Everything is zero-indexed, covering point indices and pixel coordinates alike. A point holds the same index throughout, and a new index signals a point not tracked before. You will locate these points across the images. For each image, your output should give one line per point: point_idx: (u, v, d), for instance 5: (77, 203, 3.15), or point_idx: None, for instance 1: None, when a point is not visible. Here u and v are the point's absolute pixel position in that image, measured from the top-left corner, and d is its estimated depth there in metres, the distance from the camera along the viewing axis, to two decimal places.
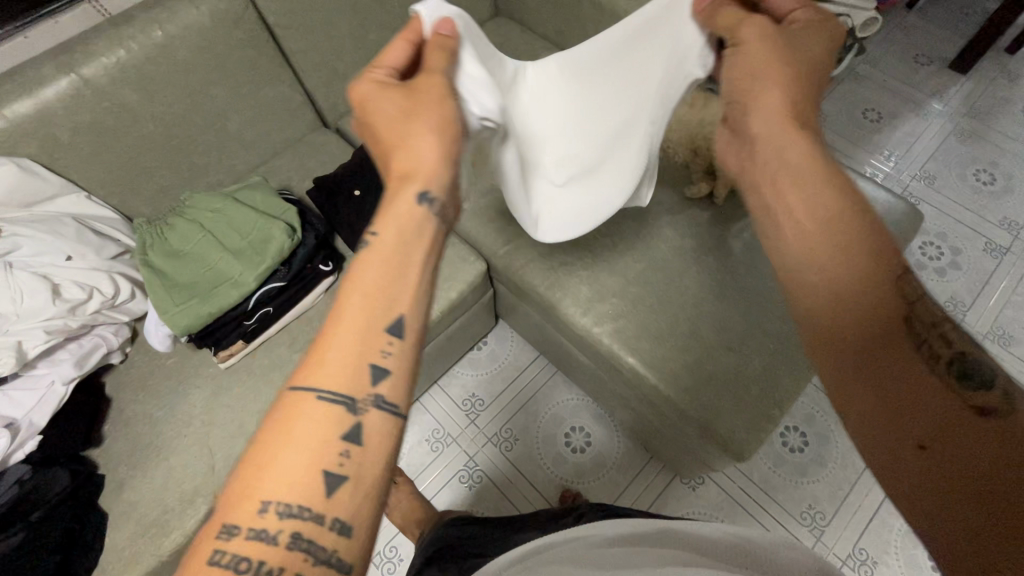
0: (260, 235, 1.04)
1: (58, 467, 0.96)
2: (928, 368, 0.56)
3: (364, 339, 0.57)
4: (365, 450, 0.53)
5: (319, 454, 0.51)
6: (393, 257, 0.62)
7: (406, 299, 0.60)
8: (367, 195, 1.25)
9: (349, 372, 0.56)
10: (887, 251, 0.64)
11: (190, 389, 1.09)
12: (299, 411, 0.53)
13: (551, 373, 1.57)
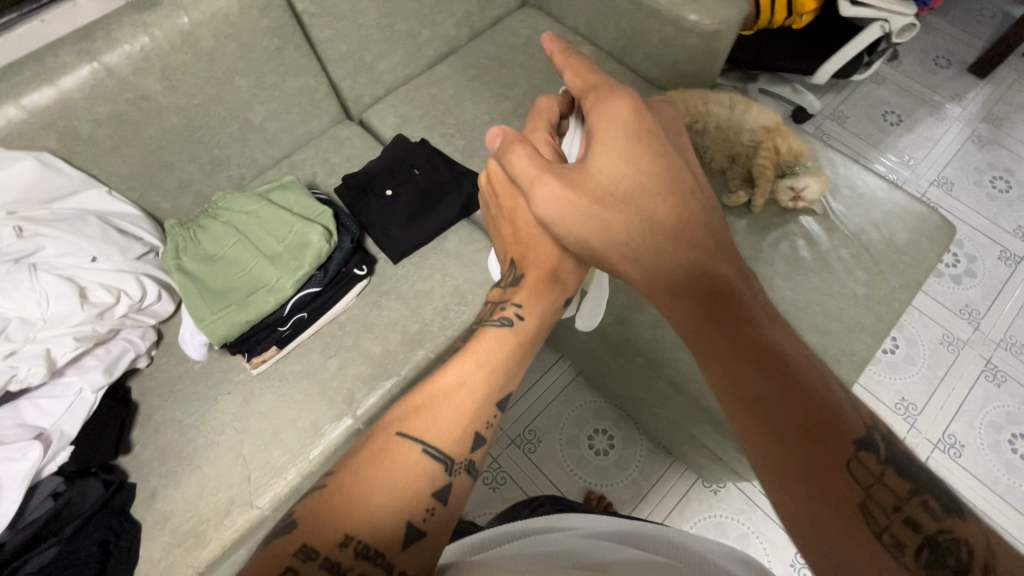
0: (298, 241, 1.00)
1: (89, 476, 0.93)
2: (893, 557, 0.50)
3: (480, 414, 0.68)
4: (447, 512, 0.61)
5: (420, 495, 0.60)
6: (510, 342, 0.75)
7: (511, 373, 0.73)
8: (398, 198, 1.21)
9: (462, 437, 0.65)
10: (834, 406, 0.58)
11: (221, 395, 1.06)
12: (409, 453, 0.62)
13: (573, 374, 1.57)
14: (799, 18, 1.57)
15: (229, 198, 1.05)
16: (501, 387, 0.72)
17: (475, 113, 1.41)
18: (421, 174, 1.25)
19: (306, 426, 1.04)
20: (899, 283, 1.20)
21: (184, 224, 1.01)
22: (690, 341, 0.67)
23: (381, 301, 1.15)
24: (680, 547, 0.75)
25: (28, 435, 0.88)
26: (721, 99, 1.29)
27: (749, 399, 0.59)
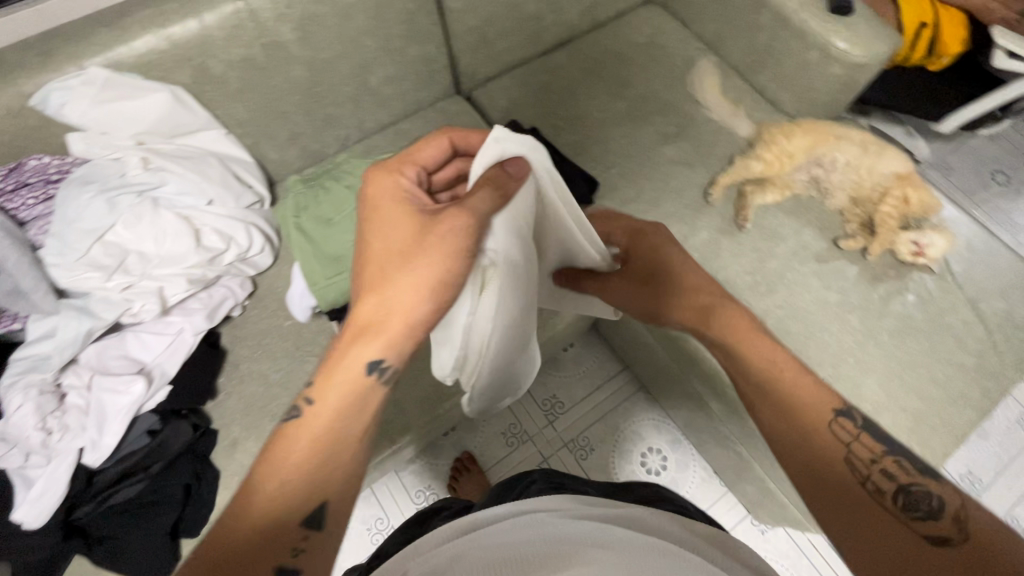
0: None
1: (177, 417, 0.92)
2: (892, 512, 0.59)
3: (327, 459, 0.60)
4: (315, 554, 0.57)
5: (270, 555, 0.55)
6: (403, 334, 0.63)
7: (397, 360, 0.64)
8: None
9: (314, 481, 0.58)
10: (806, 397, 0.69)
11: (305, 359, 1.02)
12: (269, 524, 0.56)
13: (634, 388, 1.55)
14: (938, 60, 1.48)
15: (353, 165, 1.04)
16: (377, 384, 0.63)
17: (589, 108, 1.36)
18: None
19: (389, 404, 1.03)
20: (1011, 362, 1.13)
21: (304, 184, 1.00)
22: (761, 404, 0.72)
23: None
24: (632, 518, 0.60)
25: (132, 370, 0.88)
26: (854, 137, 1.25)
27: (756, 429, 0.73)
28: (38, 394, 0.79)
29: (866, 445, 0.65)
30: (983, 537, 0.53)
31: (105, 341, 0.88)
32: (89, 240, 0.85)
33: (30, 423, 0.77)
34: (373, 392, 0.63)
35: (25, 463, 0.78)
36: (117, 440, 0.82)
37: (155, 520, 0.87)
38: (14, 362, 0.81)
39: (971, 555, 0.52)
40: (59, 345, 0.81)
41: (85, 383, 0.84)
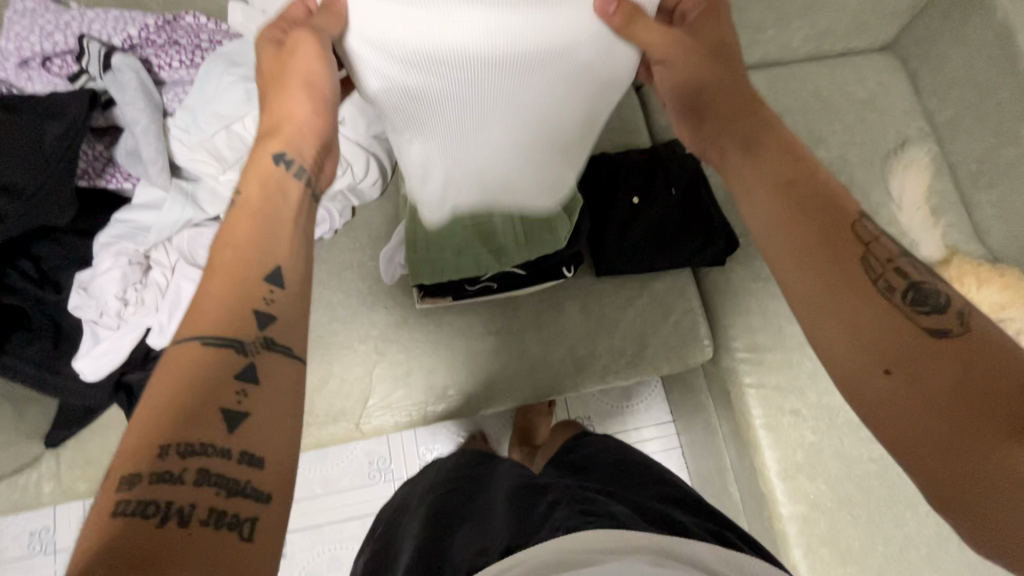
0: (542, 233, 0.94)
1: None
2: (883, 296, 0.49)
3: (233, 309, 0.47)
4: (268, 394, 0.45)
5: (204, 400, 0.42)
6: (248, 243, 0.50)
7: (248, 265, 0.49)
8: (646, 209, 1.05)
9: (216, 323, 0.45)
10: (826, 208, 0.54)
11: (378, 306, 1.02)
12: (191, 363, 0.43)
13: (671, 444, 1.46)
14: None
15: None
16: (232, 290, 0.48)
17: None
18: (677, 197, 1.06)
19: (434, 384, 1.01)
20: None
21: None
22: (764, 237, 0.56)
23: (564, 306, 1.05)
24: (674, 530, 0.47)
25: None
26: None
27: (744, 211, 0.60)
28: (127, 263, 0.78)
29: (881, 246, 0.52)
30: (983, 322, 0.46)
31: (201, 227, 0.84)
32: (217, 126, 0.80)
33: (112, 291, 0.77)
34: (237, 293, 0.48)
35: (98, 320, 0.79)
36: (182, 332, 0.82)
37: None
38: (115, 221, 0.80)
39: (972, 341, 0.44)
40: (158, 225, 0.80)
41: (171, 264, 0.82)
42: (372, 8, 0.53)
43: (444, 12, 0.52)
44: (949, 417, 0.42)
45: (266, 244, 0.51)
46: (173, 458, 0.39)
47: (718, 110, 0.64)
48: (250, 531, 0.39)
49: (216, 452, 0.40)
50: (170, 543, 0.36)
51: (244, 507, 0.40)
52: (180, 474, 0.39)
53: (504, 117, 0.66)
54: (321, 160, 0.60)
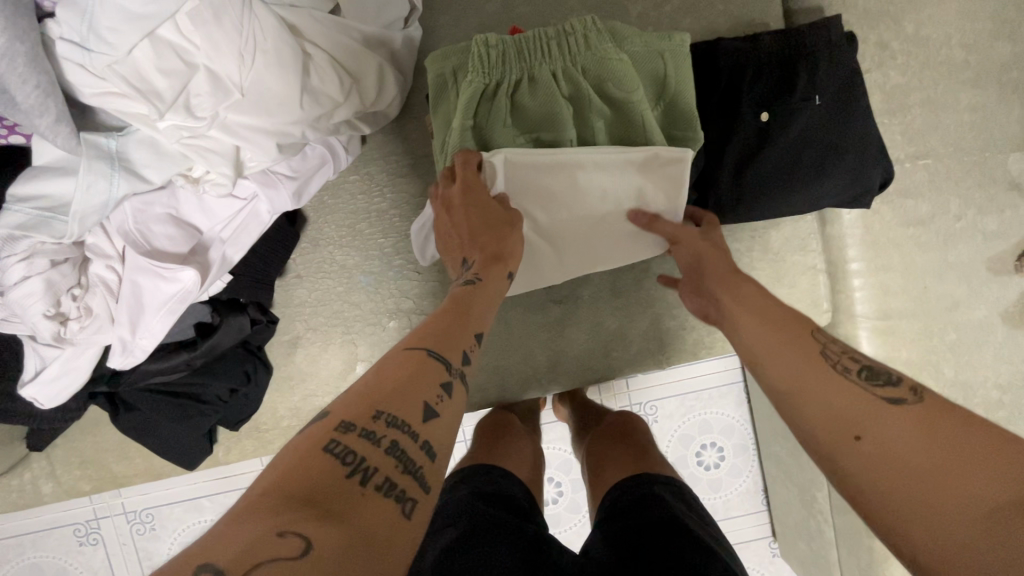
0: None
1: (238, 311, 0.70)
2: (838, 374, 0.49)
3: (450, 334, 0.48)
4: (455, 414, 0.44)
5: (413, 390, 0.42)
6: (466, 304, 0.52)
7: (467, 318, 0.51)
8: (777, 134, 0.75)
9: (436, 334, 0.48)
10: (789, 314, 0.56)
11: (410, 272, 0.79)
12: (411, 361, 0.44)
13: (732, 379, 1.32)
14: None
15: (617, 37, 0.60)
16: (452, 333, 0.49)
17: (955, 33, 0.79)
18: (822, 112, 0.75)
19: (486, 367, 0.82)
20: None
21: (529, 49, 0.59)
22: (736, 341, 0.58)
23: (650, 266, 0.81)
24: None
25: (184, 247, 0.61)
26: None
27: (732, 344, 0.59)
28: (49, 265, 0.54)
29: (835, 344, 0.52)
30: (938, 397, 0.45)
31: (149, 194, 0.59)
32: (133, 33, 0.48)
33: (38, 310, 0.54)
34: (452, 333, 0.49)
35: (34, 337, 0.57)
36: (154, 344, 0.61)
37: (190, 420, 0.73)
38: (11, 201, 0.52)
39: (930, 408, 0.44)
40: (79, 210, 0.52)
41: (118, 253, 0.58)
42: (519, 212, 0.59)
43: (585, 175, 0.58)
44: (905, 483, 0.41)
45: (483, 301, 0.53)
46: (374, 429, 0.39)
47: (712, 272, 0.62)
48: (410, 511, 0.37)
49: (409, 437, 0.40)
50: (344, 499, 0.35)
51: (405, 499, 0.37)
52: (379, 440, 0.38)
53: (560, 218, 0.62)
54: (499, 241, 0.56)
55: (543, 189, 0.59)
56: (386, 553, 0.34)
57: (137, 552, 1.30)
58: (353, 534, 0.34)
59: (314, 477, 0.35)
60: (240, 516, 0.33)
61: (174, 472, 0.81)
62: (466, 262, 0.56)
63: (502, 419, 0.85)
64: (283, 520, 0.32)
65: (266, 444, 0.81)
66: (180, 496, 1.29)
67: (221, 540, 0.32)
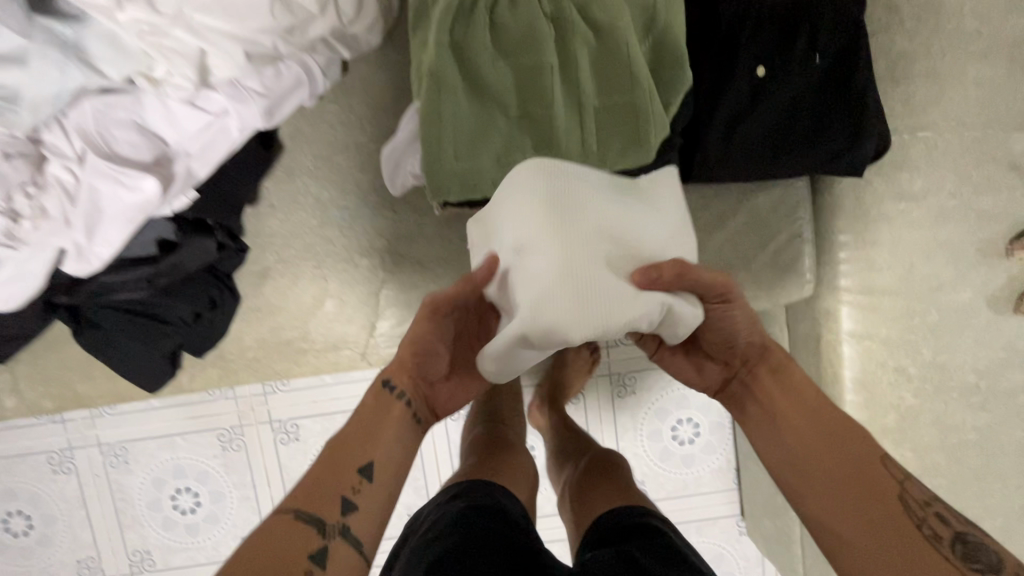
0: (628, 135, 0.59)
1: (205, 233, 0.68)
2: (925, 540, 0.48)
3: (326, 490, 0.53)
4: (339, 569, 0.50)
5: (288, 564, 0.47)
6: (355, 462, 0.56)
7: (351, 468, 0.56)
8: (772, 90, 0.72)
9: (308, 494, 0.52)
10: (854, 442, 0.54)
11: (386, 211, 0.77)
12: (283, 527, 0.49)
13: None
14: None
15: None
16: (328, 488, 0.54)
17: None
18: (821, 71, 0.72)
19: None
20: None
21: None
22: (794, 471, 0.55)
23: None
24: None
25: (147, 156, 0.59)
26: None
27: (776, 452, 0.58)
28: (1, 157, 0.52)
29: (912, 483, 0.51)
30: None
31: (112, 95, 0.56)
32: None
33: None
34: (329, 484, 0.54)
35: None
36: (111, 253, 0.60)
37: (153, 339, 0.72)
38: None
39: None
40: (34, 98, 0.50)
41: (76, 153, 0.56)
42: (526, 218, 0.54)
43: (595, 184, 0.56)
44: None
45: (375, 453, 0.58)
46: None
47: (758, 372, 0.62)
48: None
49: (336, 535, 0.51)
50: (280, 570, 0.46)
51: None
52: None
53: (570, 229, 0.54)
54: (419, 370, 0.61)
55: (557, 200, 0.55)
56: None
57: (110, 484, 1.31)
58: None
59: None
60: None
61: (138, 396, 0.81)
62: (389, 385, 0.62)
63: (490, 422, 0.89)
64: None
65: (231, 374, 0.80)
66: (155, 431, 1.29)
67: None
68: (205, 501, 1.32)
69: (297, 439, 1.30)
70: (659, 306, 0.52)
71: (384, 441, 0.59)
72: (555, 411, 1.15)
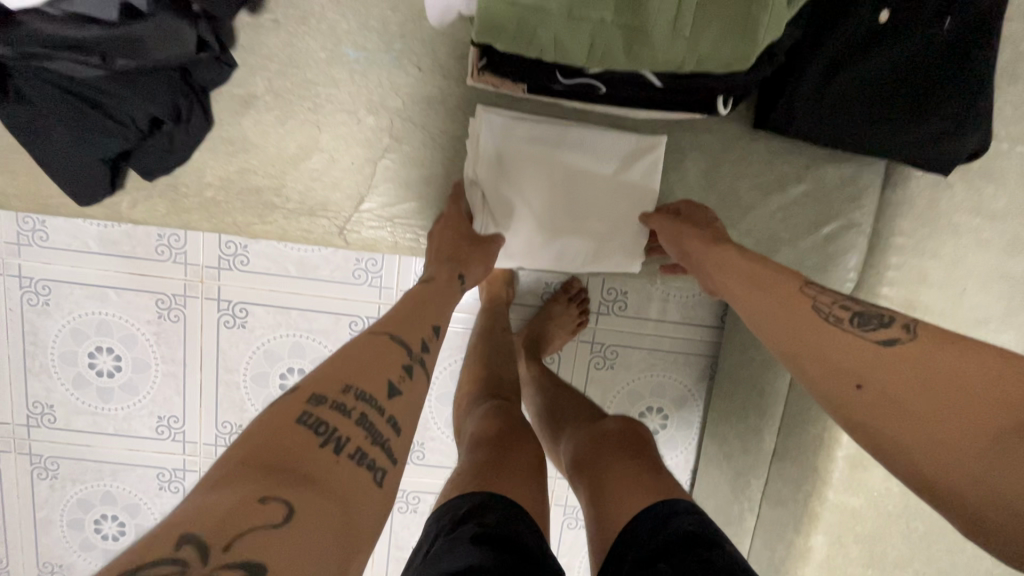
0: (731, 28, 0.48)
1: (184, 18, 0.54)
2: (833, 324, 0.48)
3: (410, 325, 0.55)
4: (415, 392, 0.50)
5: (377, 370, 0.48)
6: (421, 310, 0.57)
7: (422, 318, 0.57)
8: (890, 42, 0.61)
9: (393, 328, 0.53)
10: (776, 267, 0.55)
11: (410, 66, 0.64)
12: (379, 347, 0.50)
13: (703, 352, 1.22)
14: None
15: None
16: (406, 326, 0.54)
17: None
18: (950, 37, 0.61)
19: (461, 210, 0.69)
20: None
21: None
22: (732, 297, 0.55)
23: (687, 161, 0.70)
24: None
25: None
26: None
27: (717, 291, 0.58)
28: None
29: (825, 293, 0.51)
30: (932, 329, 0.46)
31: None
32: None
33: None
34: (401, 326, 0.54)
35: None
36: None
37: (92, 138, 0.58)
38: None
39: (927, 346, 0.44)
40: None
41: None
42: (519, 177, 0.66)
43: (573, 135, 0.65)
44: (910, 425, 0.42)
45: (441, 311, 0.59)
46: (350, 399, 0.44)
47: (691, 247, 0.62)
48: (380, 479, 0.43)
49: (375, 429, 0.44)
50: (317, 462, 0.40)
51: (379, 457, 0.43)
52: (350, 412, 0.44)
53: (561, 184, 0.67)
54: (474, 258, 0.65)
55: (545, 150, 0.65)
56: (357, 519, 0.39)
57: (22, 323, 1.16)
58: (362, 441, 0.43)
59: (335, 387, 0.45)
60: (222, 485, 0.36)
61: (63, 207, 0.68)
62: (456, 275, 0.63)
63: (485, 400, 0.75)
64: (262, 488, 0.36)
65: (180, 210, 0.67)
66: (86, 278, 1.15)
67: (195, 520, 0.33)
68: (126, 367, 1.20)
69: (243, 325, 1.18)
70: (621, 258, 0.70)
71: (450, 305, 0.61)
72: (534, 364, 1.06)
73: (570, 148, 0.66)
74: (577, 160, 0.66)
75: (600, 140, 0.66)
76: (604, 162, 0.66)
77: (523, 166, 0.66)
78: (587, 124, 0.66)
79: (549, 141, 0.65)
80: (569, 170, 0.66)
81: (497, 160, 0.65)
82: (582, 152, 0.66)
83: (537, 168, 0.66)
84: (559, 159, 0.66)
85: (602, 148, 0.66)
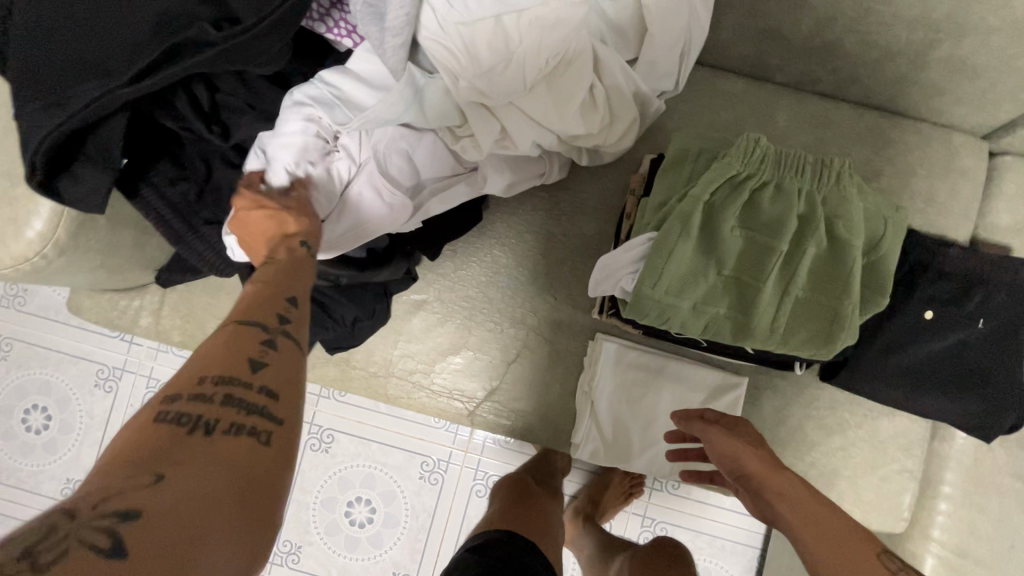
0: (818, 334, 0.63)
1: (403, 256, 0.75)
2: None
3: (262, 305, 0.50)
4: (290, 360, 0.46)
5: (236, 353, 0.43)
6: (273, 285, 0.53)
7: (273, 291, 0.52)
8: (935, 335, 0.76)
9: (245, 311, 0.48)
10: (847, 524, 0.55)
11: (549, 296, 0.83)
12: (229, 336, 0.45)
13: (750, 545, 1.26)
14: None
15: (862, 191, 0.64)
16: (261, 305, 0.50)
17: None
18: (985, 336, 0.76)
19: (569, 412, 0.83)
20: None
21: (785, 164, 0.64)
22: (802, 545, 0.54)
23: (760, 396, 0.84)
24: None
25: (406, 181, 0.68)
26: None
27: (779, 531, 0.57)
28: (314, 133, 0.63)
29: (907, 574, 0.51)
30: None
31: (408, 131, 0.67)
32: (487, 11, 0.58)
33: (283, 160, 0.62)
34: (252, 305, 0.49)
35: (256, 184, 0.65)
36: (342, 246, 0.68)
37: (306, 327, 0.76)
38: (317, 80, 0.63)
39: None
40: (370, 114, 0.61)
41: (359, 159, 0.67)
42: (622, 387, 0.80)
43: (671, 363, 0.81)
44: None
45: (295, 281, 0.55)
46: (208, 387, 0.39)
47: (748, 467, 0.62)
48: (268, 439, 0.39)
49: (247, 404, 0.39)
50: (191, 445, 0.35)
51: (261, 422, 0.39)
52: (212, 396, 0.39)
53: (655, 400, 0.81)
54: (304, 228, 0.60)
55: (647, 371, 0.81)
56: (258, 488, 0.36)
57: None
58: (236, 416, 0.38)
59: (189, 384, 0.40)
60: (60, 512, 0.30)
61: None
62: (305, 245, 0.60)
63: (521, 489, 0.93)
64: (107, 496, 0.30)
65: (346, 378, 0.84)
66: None
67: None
68: None
69: (327, 450, 1.30)
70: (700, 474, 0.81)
71: (305, 276, 0.57)
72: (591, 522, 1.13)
73: (668, 373, 0.81)
74: (672, 383, 0.81)
75: (694, 372, 0.81)
76: (695, 391, 0.81)
77: (627, 380, 0.80)
78: (684, 360, 0.82)
79: (651, 363, 0.81)
80: (663, 390, 0.81)
81: (605, 378, 0.80)
82: (677, 378, 0.81)
83: (638, 383, 0.81)
84: (656, 380, 0.81)
85: (694, 378, 0.81)
